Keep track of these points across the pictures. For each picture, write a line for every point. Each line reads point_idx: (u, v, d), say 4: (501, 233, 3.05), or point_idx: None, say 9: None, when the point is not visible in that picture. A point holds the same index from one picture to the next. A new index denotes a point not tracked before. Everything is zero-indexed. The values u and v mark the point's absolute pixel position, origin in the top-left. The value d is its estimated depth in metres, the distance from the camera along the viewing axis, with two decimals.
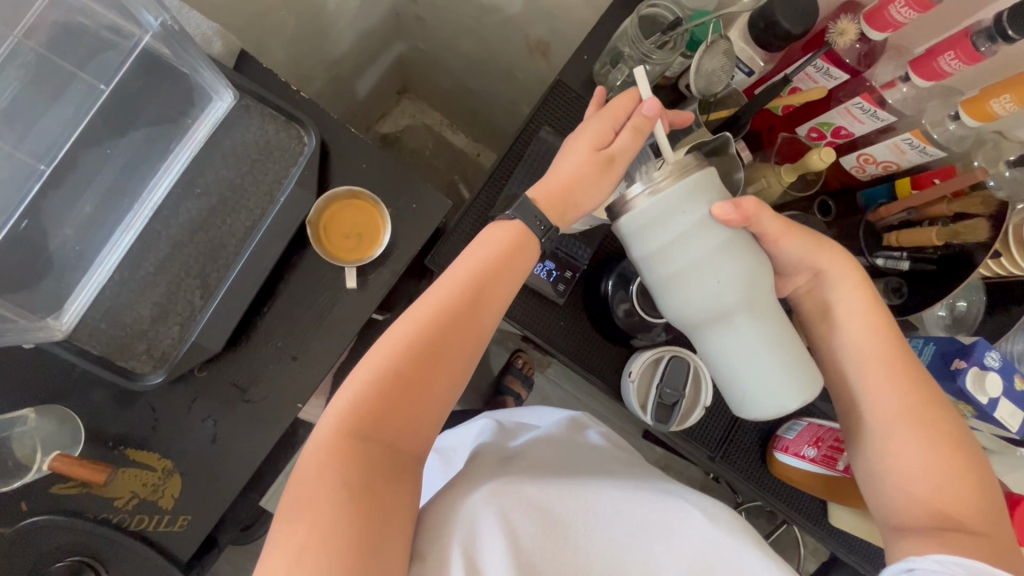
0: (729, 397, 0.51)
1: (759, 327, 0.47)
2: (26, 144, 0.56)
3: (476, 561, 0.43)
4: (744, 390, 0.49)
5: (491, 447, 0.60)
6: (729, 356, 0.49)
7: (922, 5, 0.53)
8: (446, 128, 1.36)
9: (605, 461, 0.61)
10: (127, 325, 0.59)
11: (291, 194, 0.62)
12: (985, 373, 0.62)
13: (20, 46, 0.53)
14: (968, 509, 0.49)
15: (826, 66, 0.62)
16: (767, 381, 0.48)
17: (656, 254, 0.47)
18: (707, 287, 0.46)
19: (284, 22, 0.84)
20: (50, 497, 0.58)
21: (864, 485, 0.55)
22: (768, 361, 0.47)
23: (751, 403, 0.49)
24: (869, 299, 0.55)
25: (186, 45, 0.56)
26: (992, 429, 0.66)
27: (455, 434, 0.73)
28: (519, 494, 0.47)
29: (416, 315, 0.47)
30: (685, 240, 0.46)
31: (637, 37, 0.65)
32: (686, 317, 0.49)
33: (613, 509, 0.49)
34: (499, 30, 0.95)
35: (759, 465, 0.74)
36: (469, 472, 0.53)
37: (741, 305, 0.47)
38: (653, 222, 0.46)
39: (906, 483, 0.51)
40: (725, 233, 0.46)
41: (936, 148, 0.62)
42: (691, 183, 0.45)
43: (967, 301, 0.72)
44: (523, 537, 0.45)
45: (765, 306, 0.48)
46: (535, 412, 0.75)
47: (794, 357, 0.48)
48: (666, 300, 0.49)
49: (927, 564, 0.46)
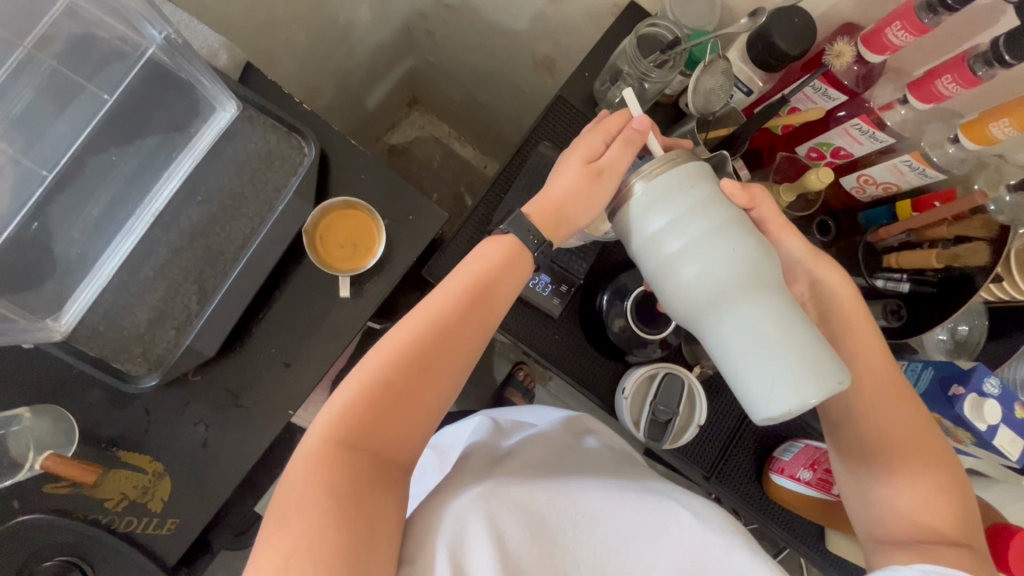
0: (751, 404, 0.42)
1: (771, 307, 0.41)
2: (32, 152, 0.57)
3: (463, 562, 0.42)
4: (764, 382, 0.41)
5: (481, 447, 0.59)
6: (741, 342, 0.42)
7: (919, 28, 0.53)
8: (453, 140, 1.37)
9: (604, 463, 0.60)
10: (124, 328, 0.60)
11: (290, 203, 0.63)
12: (985, 399, 0.60)
13: (33, 57, 0.55)
14: (953, 521, 0.49)
15: (825, 87, 0.62)
16: (789, 364, 0.40)
17: (654, 239, 0.45)
18: (709, 264, 0.42)
19: (295, 36, 0.86)
20: (41, 496, 0.59)
21: (849, 499, 0.55)
22: (784, 341, 0.40)
23: (776, 399, 0.40)
24: (859, 312, 0.54)
25: (190, 57, 0.57)
26: (992, 457, 0.65)
27: (448, 434, 0.72)
28: (507, 498, 0.46)
29: (407, 327, 0.48)
30: (680, 221, 0.44)
31: (635, 56, 0.66)
32: (689, 309, 0.44)
33: (607, 513, 0.48)
34: (506, 45, 0.96)
35: (753, 485, 0.73)
36: (460, 473, 0.52)
37: (749, 282, 0.42)
38: (649, 206, 0.45)
39: (893, 495, 0.51)
40: (722, 216, 0.44)
41: (937, 171, 0.61)
42: (687, 167, 0.46)
43: (968, 325, 0.71)
44: (512, 541, 0.44)
45: (774, 291, 0.42)
46: (531, 411, 0.74)
47: (816, 342, 0.41)
48: (666, 292, 0.45)
49: (911, 571, 0.44)
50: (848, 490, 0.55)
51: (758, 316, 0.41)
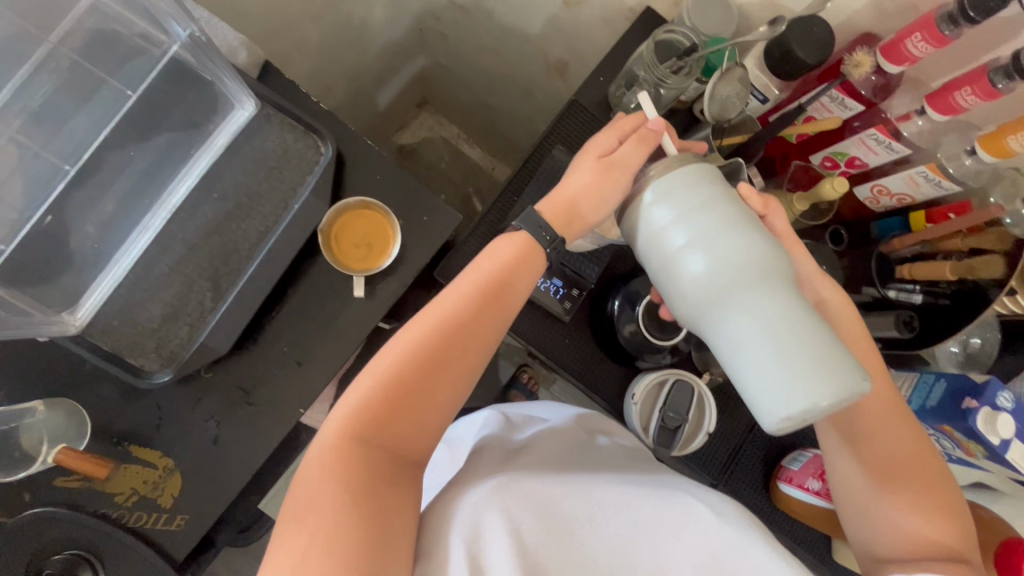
0: (758, 408, 0.40)
1: (780, 304, 0.40)
2: (53, 145, 0.58)
3: (480, 560, 0.42)
4: (771, 383, 0.39)
5: (495, 439, 0.58)
6: (748, 341, 0.40)
7: (939, 39, 0.53)
8: (463, 141, 1.38)
9: (620, 463, 0.58)
10: (138, 324, 0.60)
11: (305, 202, 0.64)
12: (998, 413, 0.59)
13: (54, 50, 0.56)
14: (952, 535, 0.50)
15: (841, 98, 0.62)
16: (801, 362, 0.38)
17: (660, 234, 0.44)
18: (715, 259, 0.41)
19: (309, 35, 0.87)
20: (52, 490, 0.59)
21: (845, 516, 0.55)
22: (794, 341, 0.39)
23: (785, 401, 0.38)
24: (857, 329, 0.54)
25: (212, 56, 0.58)
26: (1004, 471, 0.62)
27: (458, 427, 0.70)
28: (523, 493, 0.46)
29: (421, 323, 0.47)
30: (687, 216, 0.43)
31: (652, 62, 0.66)
32: (693, 307, 0.43)
33: (622, 506, 0.48)
34: (519, 48, 0.96)
35: (761, 494, 0.72)
36: (475, 466, 0.52)
37: (758, 279, 0.40)
38: (657, 201, 0.45)
39: (897, 518, 0.51)
40: (733, 213, 0.43)
41: (952, 183, 0.62)
42: (696, 167, 0.45)
43: (981, 338, 0.70)
44: (529, 537, 0.44)
45: (785, 289, 0.41)
46: (540, 406, 0.72)
47: (830, 344, 0.39)
48: (672, 290, 0.44)
49: None
50: (847, 510, 0.54)
51: (765, 313, 0.40)
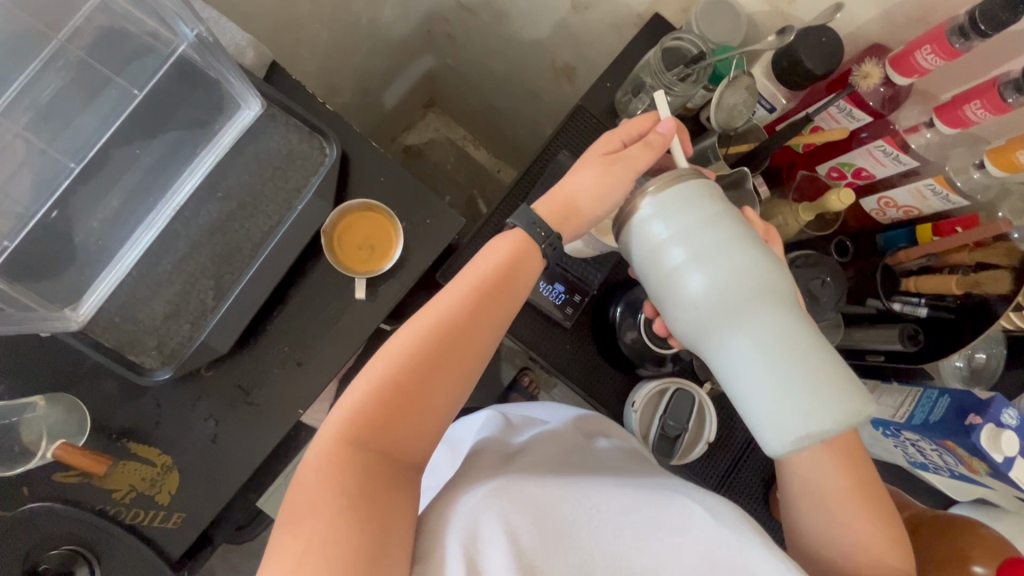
0: (763, 434, 0.40)
1: (784, 329, 0.40)
2: (59, 144, 0.59)
3: (477, 561, 0.42)
4: (776, 407, 0.39)
5: (492, 442, 0.58)
6: (753, 365, 0.40)
7: (950, 52, 0.53)
8: (468, 143, 1.38)
9: (619, 465, 0.58)
10: (140, 320, 0.60)
11: (309, 203, 0.64)
12: (1002, 431, 0.60)
13: (63, 48, 0.56)
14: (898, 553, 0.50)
15: (849, 108, 0.62)
16: (807, 388, 0.39)
17: (659, 252, 0.43)
18: (717, 280, 0.41)
19: (317, 34, 0.87)
20: (51, 484, 0.60)
21: (802, 531, 0.55)
22: (798, 366, 0.39)
23: (793, 427, 0.39)
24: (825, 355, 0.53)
25: (219, 56, 0.58)
26: (1006, 488, 0.62)
27: (459, 428, 0.70)
28: (519, 495, 0.46)
29: (414, 330, 0.47)
30: (687, 235, 0.42)
31: (659, 69, 0.66)
32: (693, 327, 0.42)
33: (620, 510, 0.47)
34: (526, 51, 0.96)
35: (762, 507, 0.71)
36: (474, 467, 0.52)
37: (762, 301, 0.40)
38: (654, 219, 0.44)
39: (855, 538, 0.51)
40: (732, 231, 0.42)
41: (959, 197, 0.61)
42: (692, 184, 0.44)
43: (986, 353, 0.71)
44: (525, 540, 0.43)
45: (789, 311, 0.41)
46: (541, 408, 0.71)
47: (827, 363, 0.40)
48: (670, 309, 0.43)
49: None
50: (805, 527, 0.54)
51: (764, 335, 0.40)
